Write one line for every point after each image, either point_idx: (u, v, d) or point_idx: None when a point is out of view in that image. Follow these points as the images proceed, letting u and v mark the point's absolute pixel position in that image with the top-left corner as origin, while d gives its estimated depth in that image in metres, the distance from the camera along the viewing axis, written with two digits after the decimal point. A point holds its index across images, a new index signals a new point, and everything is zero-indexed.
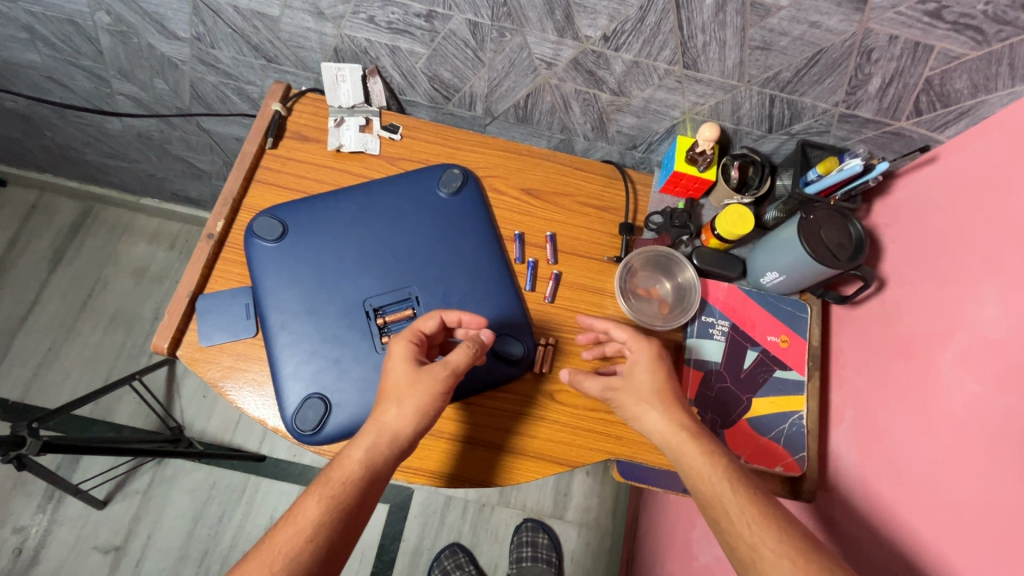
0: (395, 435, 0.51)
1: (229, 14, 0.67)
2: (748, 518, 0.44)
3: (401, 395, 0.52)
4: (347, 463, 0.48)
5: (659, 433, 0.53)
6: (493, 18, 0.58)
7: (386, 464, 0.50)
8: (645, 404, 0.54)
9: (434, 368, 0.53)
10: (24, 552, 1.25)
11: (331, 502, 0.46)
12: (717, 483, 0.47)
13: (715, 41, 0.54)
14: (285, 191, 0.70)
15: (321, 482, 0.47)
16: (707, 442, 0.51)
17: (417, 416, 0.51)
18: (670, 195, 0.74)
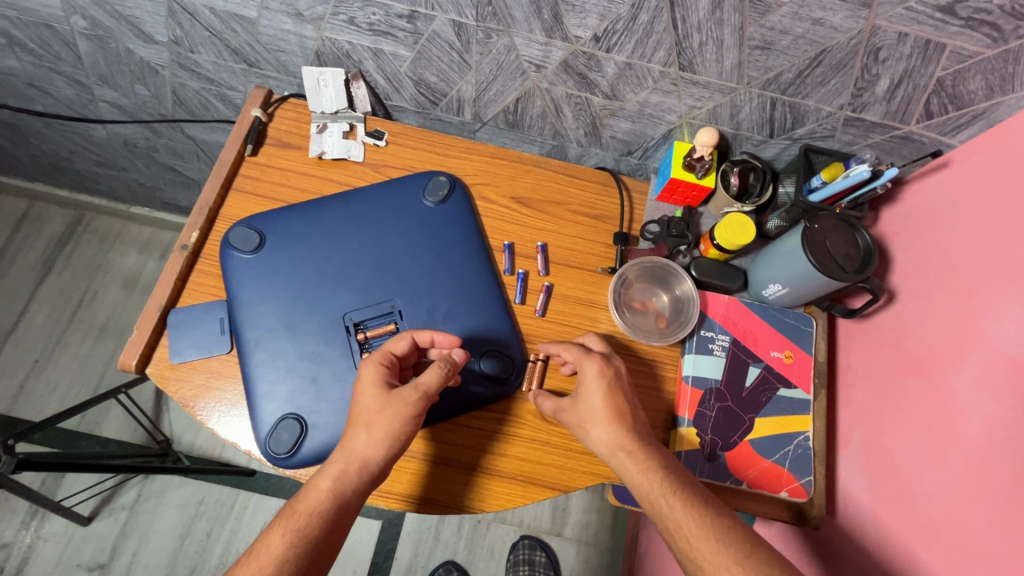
0: (364, 462, 0.48)
1: (206, 17, 0.64)
2: (694, 540, 0.42)
3: (371, 420, 0.49)
4: (313, 493, 0.46)
5: (603, 449, 0.51)
6: (478, 18, 0.55)
7: (356, 492, 0.47)
8: (589, 424, 0.53)
9: (405, 392, 0.50)
10: (6, 570, 1.22)
11: (295, 536, 0.43)
12: (658, 503, 0.46)
13: (712, 41, 0.51)
14: (264, 201, 0.67)
15: (286, 513, 0.45)
16: (647, 457, 0.49)
17: (388, 442, 0.49)
18: (667, 203, 0.70)
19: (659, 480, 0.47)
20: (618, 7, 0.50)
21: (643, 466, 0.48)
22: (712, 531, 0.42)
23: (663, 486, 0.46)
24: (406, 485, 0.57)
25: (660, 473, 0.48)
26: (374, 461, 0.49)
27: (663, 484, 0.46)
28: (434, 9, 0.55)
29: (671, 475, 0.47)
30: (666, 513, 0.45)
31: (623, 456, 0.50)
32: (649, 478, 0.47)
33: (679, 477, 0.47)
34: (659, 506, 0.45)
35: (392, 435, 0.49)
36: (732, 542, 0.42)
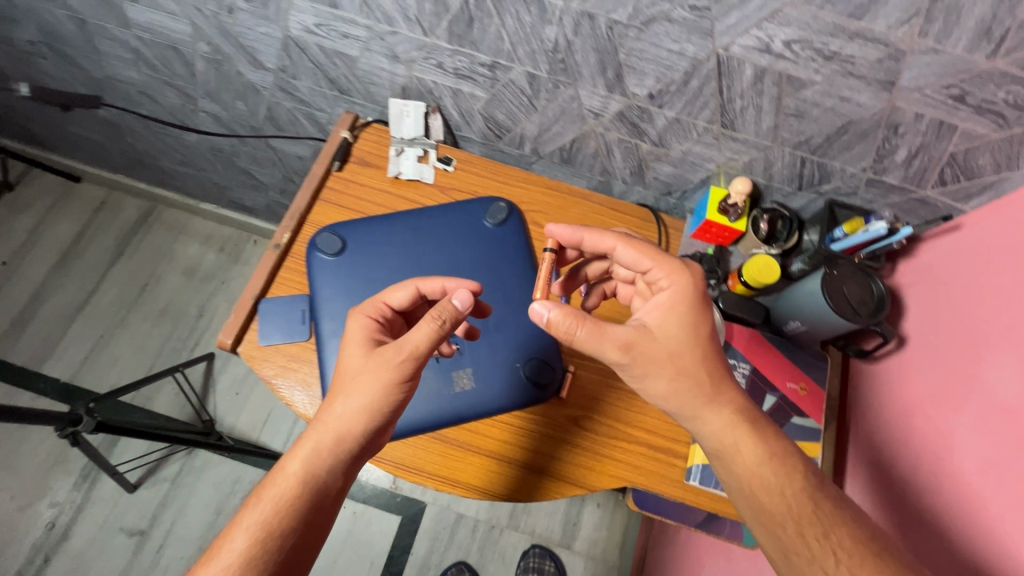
0: (334, 437, 0.53)
1: (314, 52, 0.75)
2: (848, 554, 0.46)
3: (347, 389, 0.54)
4: (284, 476, 0.52)
5: (718, 426, 0.53)
6: (550, 72, 0.64)
7: (324, 474, 0.52)
8: (700, 378, 0.54)
9: (388, 351, 0.55)
10: (57, 527, 1.32)
11: (259, 527, 0.49)
12: (799, 504, 0.49)
13: (753, 106, 0.59)
14: (345, 211, 0.76)
15: (253, 503, 0.50)
16: (781, 454, 0.52)
17: (360, 416, 0.54)
18: (700, 241, 0.78)
19: (800, 483, 0.50)
20: (673, 72, 0.58)
21: (773, 454, 0.52)
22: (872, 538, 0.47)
23: (804, 486, 0.50)
24: (449, 471, 0.66)
25: (798, 471, 0.51)
26: (343, 430, 0.54)
27: (804, 487, 0.50)
28: (513, 62, 0.64)
29: (807, 475, 0.51)
30: (807, 518, 0.49)
31: (741, 437, 0.53)
32: (788, 476, 0.51)
33: (814, 476, 0.52)
34: (804, 509, 0.49)
35: (369, 403, 0.54)
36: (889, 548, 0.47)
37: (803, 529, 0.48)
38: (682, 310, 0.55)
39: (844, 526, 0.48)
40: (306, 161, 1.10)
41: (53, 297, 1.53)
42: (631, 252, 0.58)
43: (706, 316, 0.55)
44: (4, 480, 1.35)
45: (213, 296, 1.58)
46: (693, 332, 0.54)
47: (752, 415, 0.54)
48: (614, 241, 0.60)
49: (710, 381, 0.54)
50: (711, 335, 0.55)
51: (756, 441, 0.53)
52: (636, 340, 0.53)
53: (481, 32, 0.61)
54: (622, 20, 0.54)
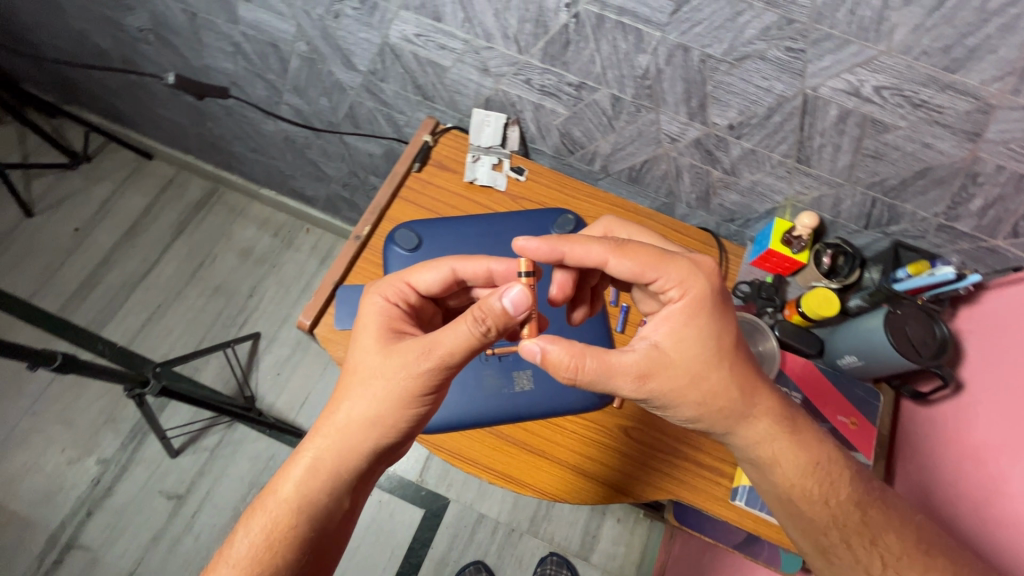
0: (326, 455, 0.56)
1: (408, 59, 0.80)
2: (891, 559, 0.52)
3: (349, 397, 0.56)
4: (280, 496, 0.55)
5: (754, 438, 0.56)
6: (635, 96, 0.67)
7: (317, 495, 0.55)
8: (728, 396, 0.54)
9: (397, 358, 0.55)
10: (102, 483, 1.39)
11: (259, 546, 0.53)
12: (847, 511, 0.55)
13: (831, 144, 0.61)
14: (421, 210, 0.81)
15: (254, 517, 0.54)
16: (828, 463, 0.56)
17: (359, 432, 0.56)
18: (759, 269, 0.80)
19: (847, 491, 0.55)
20: (757, 106, 0.61)
21: (816, 464, 0.56)
22: (917, 545, 0.53)
23: (851, 495, 0.55)
24: (501, 465, 0.70)
25: (844, 479, 0.56)
26: (336, 446, 0.55)
27: (851, 495, 0.55)
28: (600, 84, 0.68)
29: (852, 483, 0.56)
30: (856, 526, 0.54)
31: (779, 448, 0.56)
32: (831, 487, 0.55)
33: (858, 483, 0.56)
34: (852, 517, 0.54)
35: (369, 408, 0.55)
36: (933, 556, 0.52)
37: (849, 536, 0.54)
38: (691, 325, 0.53)
39: (893, 531, 0.54)
40: (375, 158, 1.15)
41: (118, 265, 1.62)
42: (629, 264, 0.54)
43: (729, 337, 0.54)
44: (58, 433, 1.43)
45: (264, 279, 1.64)
46: (714, 357, 0.53)
47: (791, 422, 0.57)
48: (606, 251, 0.55)
49: (741, 397, 0.54)
50: (736, 355, 0.54)
51: (799, 452, 0.56)
52: (650, 367, 0.52)
53: (575, 54, 0.65)
54: (716, 54, 0.57)
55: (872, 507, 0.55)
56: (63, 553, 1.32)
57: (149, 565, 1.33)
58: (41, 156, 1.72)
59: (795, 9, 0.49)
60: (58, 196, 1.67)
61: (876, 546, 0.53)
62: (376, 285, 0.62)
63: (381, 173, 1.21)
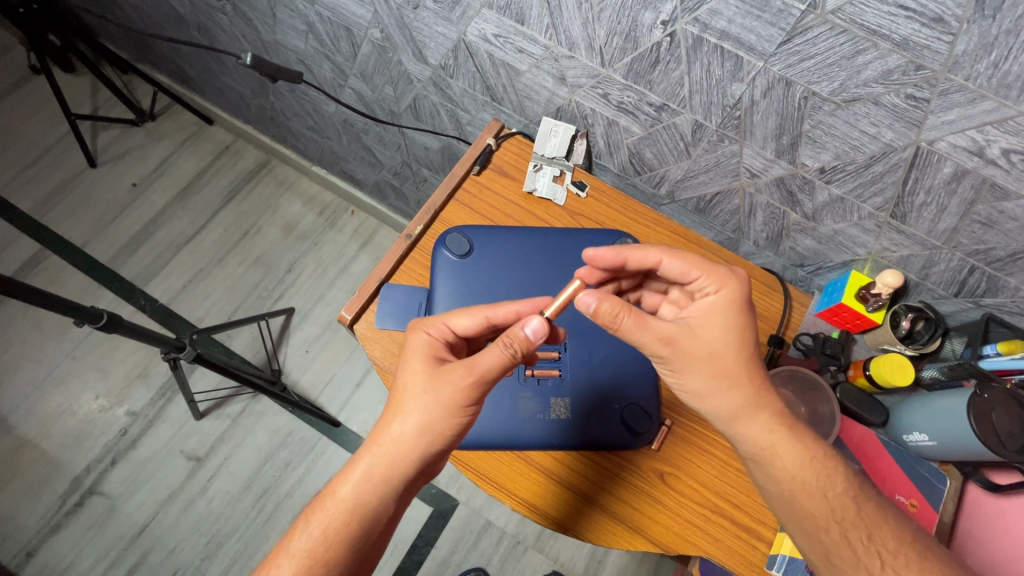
0: (381, 462, 0.54)
1: (481, 59, 0.77)
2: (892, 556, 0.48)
3: (404, 409, 0.55)
4: (335, 499, 0.53)
5: (751, 428, 0.54)
6: (720, 125, 0.63)
7: (372, 498, 0.53)
8: (736, 387, 0.54)
9: (450, 377, 0.54)
10: (128, 434, 1.43)
11: (314, 545, 0.51)
12: (844, 506, 0.51)
13: (935, 204, 0.56)
14: (475, 215, 0.78)
15: (312, 517, 0.52)
16: (822, 456, 0.53)
17: (416, 439, 0.54)
18: (825, 321, 0.74)
19: (841, 485, 0.52)
20: (858, 153, 0.56)
21: (815, 459, 0.53)
22: (914, 545, 0.49)
23: (846, 488, 0.51)
24: (524, 490, 0.66)
25: (838, 472, 0.52)
26: (392, 455, 0.54)
27: (846, 488, 0.52)
28: (684, 108, 0.64)
29: (846, 475, 0.52)
30: (855, 521, 0.50)
31: (778, 440, 0.53)
32: (828, 479, 0.52)
33: (851, 476, 0.53)
34: (847, 511, 0.50)
35: (422, 421, 0.54)
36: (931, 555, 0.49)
37: (847, 531, 0.50)
38: (727, 313, 0.54)
39: (889, 529, 0.50)
40: (430, 152, 1.13)
41: (168, 224, 1.65)
42: (680, 263, 0.57)
43: (748, 325, 0.55)
44: (94, 380, 1.48)
45: (304, 256, 1.65)
46: (730, 343, 0.54)
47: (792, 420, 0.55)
48: (661, 253, 0.58)
49: (750, 388, 0.54)
50: (748, 345, 0.54)
51: (794, 447, 0.53)
52: (680, 336, 0.54)
53: (662, 74, 0.61)
54: (822, 93, 0.52)
55: (867, 501, 0.51)
56: (84, 498, 1.36)
57: (162, 522, 1.36)
58: (110, 110, 1.77)
59: (928, 54, 0.44)
60: (121, 150, 1.72)
61: (876, 543, 0.49)
62: (420, 321, 0.60)
63: (434, 167, 1.19)
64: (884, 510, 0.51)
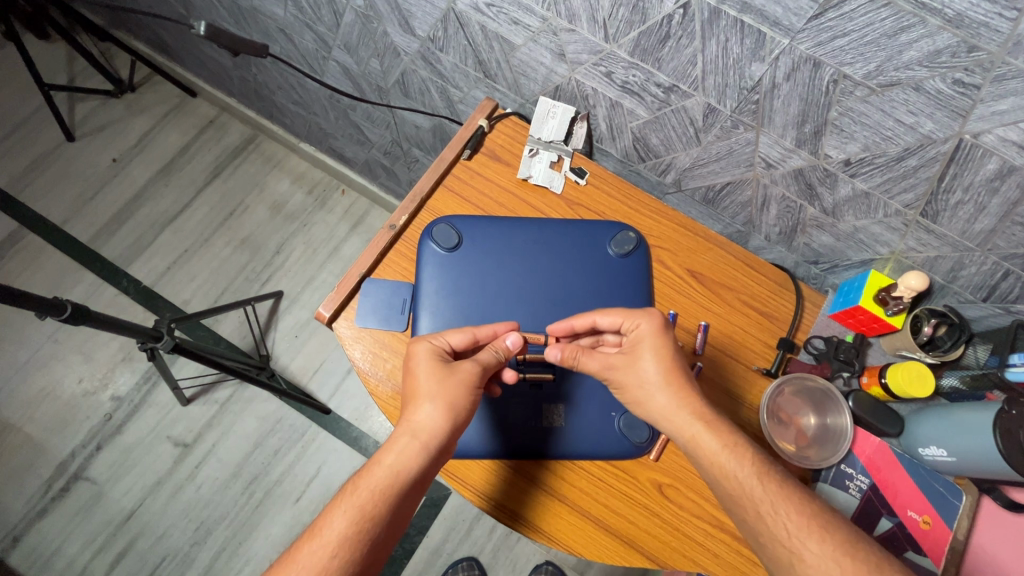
0: (416, 434, 0.52)
1: (473, 31, 0.70)
2: (795, 531, 0.46)
3: (437, 388, 0.54)
4: (376, 468, 0.50)
5: (667, 419, 0.53)
6: (735, 109, 0.56)
7: (416, 466, 0.51)
8: (652, 390, 0.53)
9: (459, 368, 0.55)
10: (114, 419, 1.39)
11: (356, 513, 0.48)
12: (750, 487, 0.48)
13: (973, 203, 0.50)
14: (466, 204, 0.72)
15: (351, 488, 0.49)
16: (732, 438, 0.50)
17: (445, 417, 0.53)
18: (839, 323, 0.69)
19: (749, 464, 0.49)
20: (890, 145, 0.50)
21: (728, 443, 0.50)
22: (815, 521, 0.46)
23: (753, 470, 0.48)
24: (506, 499, 0.62)
25: (749, 450, 0.50)
26: (424, 429, 0.52)
27: (753, 468, 0.49)
28: (696, 90, 0.57)
29: (756, 456, 0.50)
30: (761, 500, 0.47)
31: (695, 425, 0.51)
32: (740, 460, 0.49)
33: (764, 458, 0.50)
34: (755, 486, 0.48)
35: (445, 402, 0.53)
36: (834, 532, 0.45)
37: (757, 506, 0.47)
38: (653, 343, 0.55)
39: (797, 503, 0.47)
40: (421, 131, 1.06)
41: (150, 202, 1.57)
42: (609, 318, 0.57)
43: (667, 342, 0.55)
44: (77, 363, 1.43)
45: (293, 236, 1.57)
46: (655, 363, 0.54)
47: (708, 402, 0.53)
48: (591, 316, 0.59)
49: (672, 386, 0.53)
50: (671, 355, 0.55)
51: (712, 432, 0.51)
52: (618, 366, 0.55)
53: (673, 51, 0.55)
54: (855, 76, 0.46)
55: (776, 481, 0.48)
56: (69, 484, 1.32)
57: (150, 508, 1.31)
58: (87, 81, 1.68)
59: (984, 33, 0.38)
60: (100, 123, 1.64)
61: (780, 521, 0.46)
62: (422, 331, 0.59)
63: (425, 147, 1.12)
64: (791, 489, 0.48)
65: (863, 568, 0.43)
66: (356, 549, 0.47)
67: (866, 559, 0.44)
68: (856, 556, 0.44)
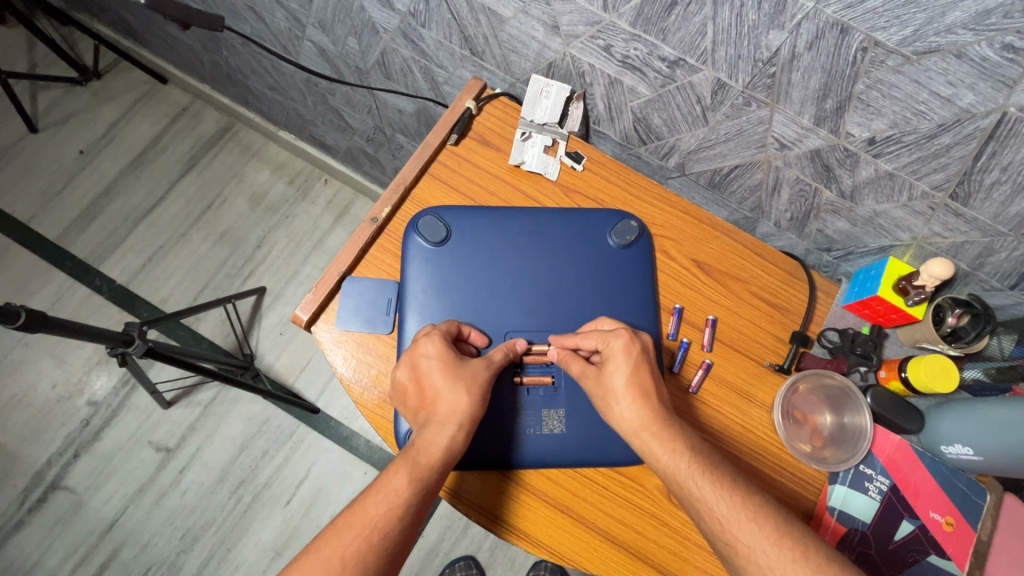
0: (462, 422, 0.50)
1: (457, 3, 0.65)
2: (728, 524, 0.44)
3: (476, 379, 0.52)
4: (432, 447, 0.48)
5: (626, 427, 0.50)
6: (748, 85, 0.52)
7: (462, 451, 0.50)
8: (613, 401, 0.51)
9: (478, 366, 0.53)
10: (91, 425, 1.28)
11: (418, 484, 0.46)
12: (688, 483, 0.46)
13: (1011, 183, 0.46)
14: (454, 194, 0.67)
15: (406, 460, 0.47)
16: (673, 436, 0.48)
17: (482, 402, 0.52)
18: (854, 314, 0.65)
19: (687, 461, 0.47)
20: (921, 121, 0.45)
21: (672, 446, 0.48)
22: (746, 513, 0.44)
23: (692, 468, 0.47)
24: (504, 511, 0.57)
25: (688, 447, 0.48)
26: (467, 417, 0.50)
27: (691, 467, 0.47)
28: (705, 64, 0.52)
29: (697, 452, 0.48)
30: (698, 496, 0.46)
31: (646, 432, 0.49)
32: (678, 458, 0.47)
33: (707, 455, 0.48)
34: (691, 481, 0.46)
35: (482, 395, 0.52)
36: (765, 523, 0.44)
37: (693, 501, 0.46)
38: (621, 360, 0.51)
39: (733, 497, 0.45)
40: (405, 116, 1.00)
41: (122, 195, 1.49)
42: (593, 339, 0.54)
43: (637, 353, 0.52)
44: (50, 367, 1.32)
45: (275, 229, 1.50)
46: (624, 376, 0.51)
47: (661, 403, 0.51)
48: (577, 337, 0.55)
49: (630, 397, 0.50)
50: (636, 368, 0.51)
51: (659, 436, 0.48)
52: (589, 379, 0.53)
53: (680, 20, 0.50)
54: (888, 42, 0.42)
55: (714, 474, 0.46)
56: (47, 493, 1.22)
57: (133, 517, 1.23)
58: (49, 68, 1.58)
59: None
60: (65, 113, 1.55)
61: (712, 514, 0.45)
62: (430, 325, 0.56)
63: (410, 133, 1.06)
64: (725, 482, 0.46)
65: (789, 556, 0.42)
66: (414, 518, 0.45)
67: (793, 546, 0.42)
68: (782, 543, 0.43)
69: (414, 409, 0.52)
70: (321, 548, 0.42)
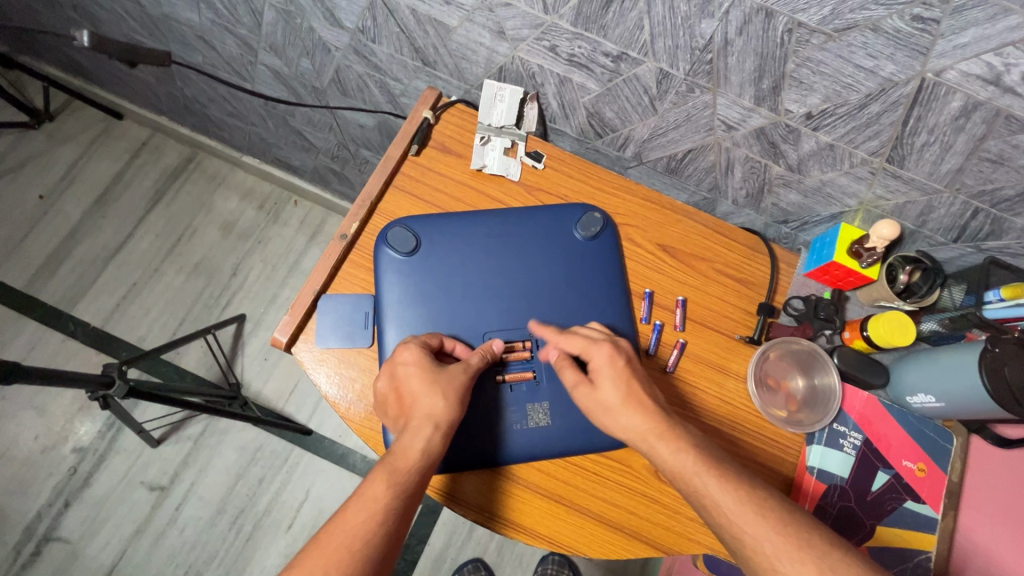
0: (438, 424, 0.51)
1: (404, 16, 0.66)
2: (733, 516, 0.44)
3: (444, 387, 0.52)
4: (408, 451, 0.49)
5: (631, 435, 0.50)
6: (689, 72, 0.54)
7: (440, 454, 0.50)
8: (614, 411, 0.51)
9: (456, 369, 0.54)
10: (79, 472, 1.26)
11: (397, 489, 0.47)
12: (694, 480, 0.46)
13: (939, 143, 0.49)
14: (421, 203, 0.68)
15: (386, 464, 0.48)
16: (677, 436, 0.49)
17: (455, 405, 0.52)
18: (815, 281, 0.68)
19: (691, 458, 0.47)
20: (850, 93, 0.48)
21: (673, 446, 0.48)
22: (751, 501, 0.44)
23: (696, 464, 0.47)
24: (503, 508, 0.59)
25: (691, 446, 0.48)
26: (444, 419, 0.51)
27: (695, 463, 0.47)
28: (646, 56, 0.54)
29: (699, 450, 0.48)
30: (704, 490, 0.46)
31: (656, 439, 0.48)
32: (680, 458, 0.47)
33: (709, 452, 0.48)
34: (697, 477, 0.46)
35: (458, 397, 0.53)
36: (763, 506, 0.44)
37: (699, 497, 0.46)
38: (612, 372, 0.52)
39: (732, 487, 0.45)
40: (366, 130, 1.00)
41: (89, 236, 1.46)
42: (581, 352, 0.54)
43: (622, 362, 0.53)
44: (31, 419, 1.29)
45: (249, 255, 1.49)
46: (616, 388, 0.51)
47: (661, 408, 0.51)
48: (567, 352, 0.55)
49: (631, 408, 0.50)
50: (625, 375, 0.52)
51: (663, 437, 0.48)
52: (587, 394, 0.52)
53: (617, 16, 0.52)
54: (810, 22, 0.45)
55: (713, 469, 0.46)
56: (40, 546, 1.19)
57: (132, 559, 1.20)
58: None
59: None
60: (20, 159, 1.51)
61: (716, 509, 0.45)
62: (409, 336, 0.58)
63: (373, 146, 1.06)
64: (725, 473, 0.46)
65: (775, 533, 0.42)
66: (396, 522, 0.46)
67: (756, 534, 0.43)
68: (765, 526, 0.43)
69: (395, 418, 0.53)
70: (306, 560, 0.43)
